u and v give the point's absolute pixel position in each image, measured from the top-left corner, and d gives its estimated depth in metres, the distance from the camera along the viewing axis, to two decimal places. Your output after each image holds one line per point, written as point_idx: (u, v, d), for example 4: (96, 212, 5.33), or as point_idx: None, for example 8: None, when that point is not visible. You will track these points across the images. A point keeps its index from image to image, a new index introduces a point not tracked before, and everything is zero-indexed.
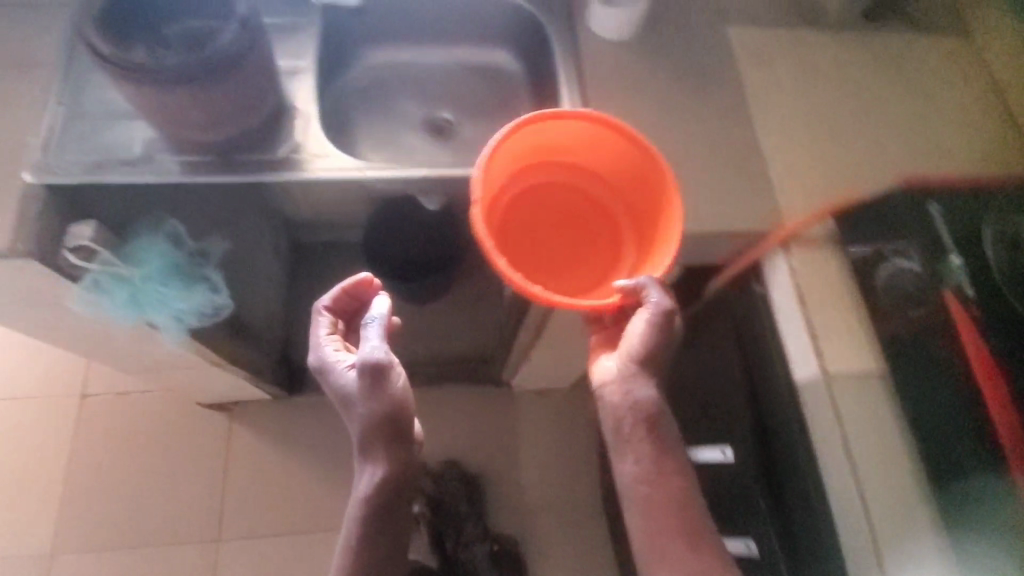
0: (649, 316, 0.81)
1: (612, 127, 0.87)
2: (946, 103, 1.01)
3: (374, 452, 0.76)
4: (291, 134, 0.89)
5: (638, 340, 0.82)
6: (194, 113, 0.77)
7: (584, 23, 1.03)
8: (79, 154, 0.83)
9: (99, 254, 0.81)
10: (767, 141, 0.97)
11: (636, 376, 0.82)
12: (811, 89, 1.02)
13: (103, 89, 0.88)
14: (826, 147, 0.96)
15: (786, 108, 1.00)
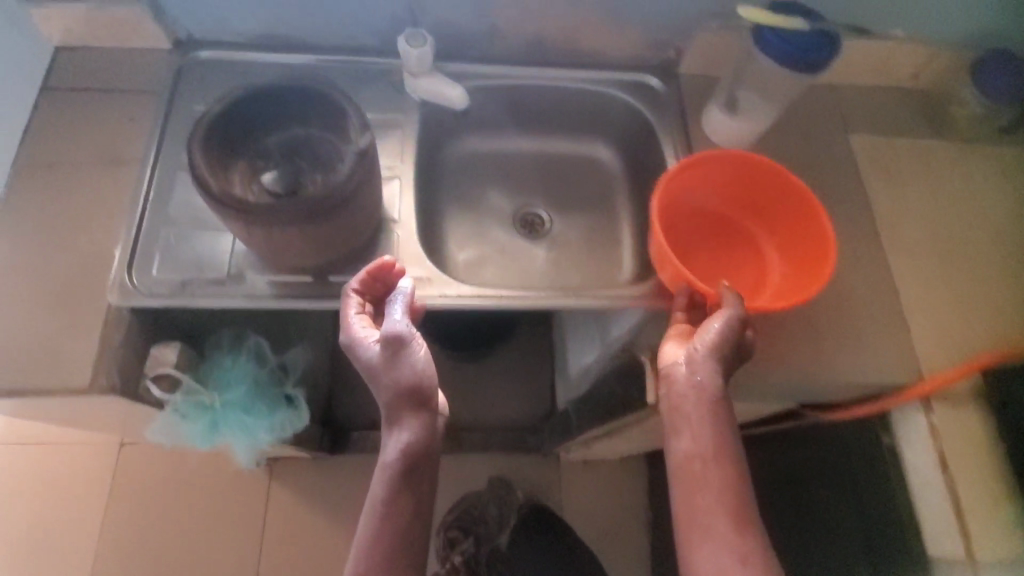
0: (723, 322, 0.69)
1: (758, 167, 0.83)
2: None
3: (402, 415, 0.67)
4: (390, 251, 0.82)
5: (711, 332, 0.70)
6: (301, 245, 0.71)
7: (697, 127, 0.96)
8: (165, 270, 0.76)
9: (183, 381, 0.76)
10: (897, 280, 0.91)
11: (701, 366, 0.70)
12: (946, 224, 0.94)
13: (185, 191, 0.80)
14: (962, 294, 0.89)
15: (920, 243, 0.93)
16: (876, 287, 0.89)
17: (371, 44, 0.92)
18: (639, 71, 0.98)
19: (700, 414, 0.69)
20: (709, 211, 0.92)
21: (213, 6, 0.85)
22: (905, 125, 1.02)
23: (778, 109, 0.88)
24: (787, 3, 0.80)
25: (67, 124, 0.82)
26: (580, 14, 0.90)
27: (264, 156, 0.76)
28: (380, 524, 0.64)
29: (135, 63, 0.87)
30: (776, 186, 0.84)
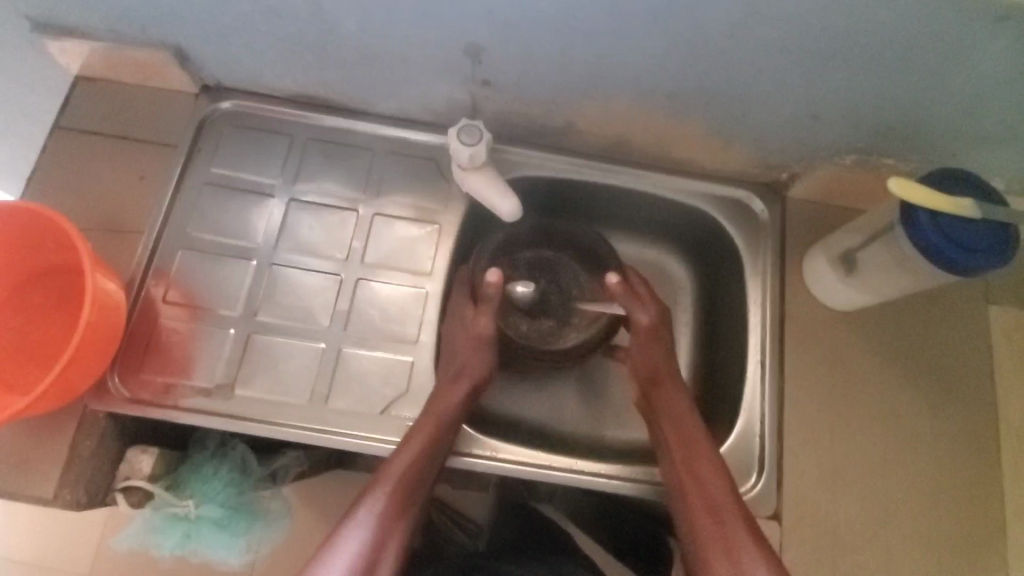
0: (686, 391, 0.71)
1: (28, 213, 0.61)
2: (870, 429, 0.72)
3: (402, 455, 0.64)
4: (398, 382, 0.70)
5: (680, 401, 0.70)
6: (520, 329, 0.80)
7: (795, 271, 0.77)
8: (152, 368, 0.68)
9: (156, 494, 0.68)
10: (818, 483, 0.70)
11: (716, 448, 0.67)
12: (798, 396, 0.73)
13: (196, 271, 0.72)
14: (869, 509, 0.70)
15: (821, 457, 0.71)
16: (818, 502, 0.70)
17: (422, 117, 0.78)
18: (737, 185, 0.79)
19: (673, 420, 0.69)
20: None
21: (247, 62, 0.73)
22: (746, 252, 0.78)
23: (907, 285, 0.68)
24: (951, 171, 0.60)
25: (75, 174, 0.74)
26: (677, 123, 0.71)
27: (514, 267, 0.81)
28: (389, 520, 0.61)
29: (155, 108, 0.77)
30: (35, 221, 0.62)
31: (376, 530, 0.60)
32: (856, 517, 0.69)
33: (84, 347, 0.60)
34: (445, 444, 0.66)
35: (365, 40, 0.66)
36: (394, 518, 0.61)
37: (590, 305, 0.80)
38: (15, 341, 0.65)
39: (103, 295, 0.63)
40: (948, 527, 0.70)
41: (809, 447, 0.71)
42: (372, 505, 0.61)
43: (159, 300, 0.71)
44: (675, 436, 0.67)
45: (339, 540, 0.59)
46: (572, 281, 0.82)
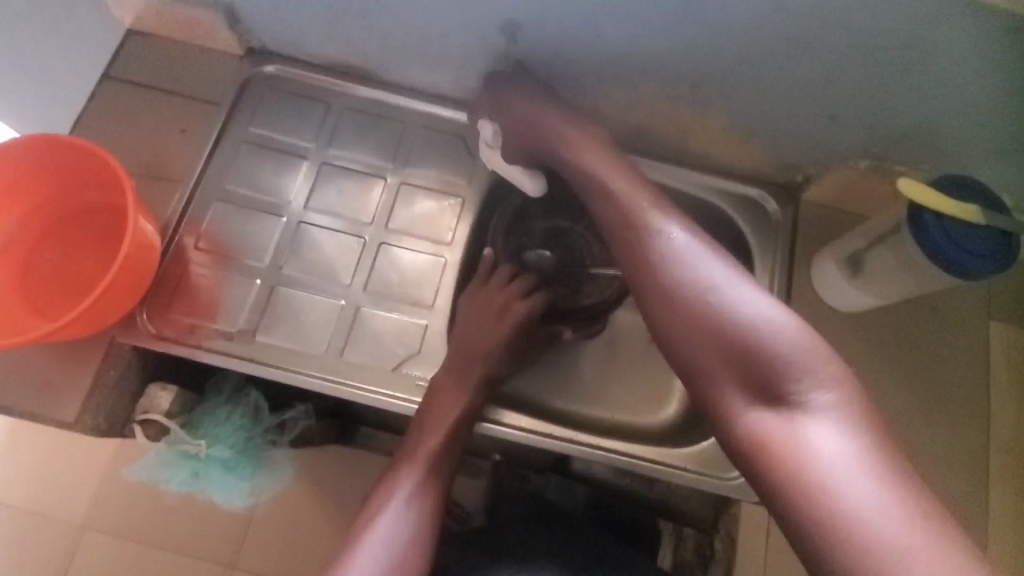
0: (772, 314, 0.50)
1: (77, 151, 0.65)
2: None
3: (433, 429, 0.67)
4: (411, 342, 0.73)
5: (747, 341, 0.49)
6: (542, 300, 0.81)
7: (802, 270, 0.79)
8: (178, 308, 0.71)
9: (171, 430, 0.71)
10: None
11: (827, 380, 0.47)
12: None
13: (227, 222, 0.76)
14: None
15: None
16: None
17: (453, 94, 0.81)
18: (752, 183, 0.82)
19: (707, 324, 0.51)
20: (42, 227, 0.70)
21: (292, 26, 0.76)
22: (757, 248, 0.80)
23: (909, 288, 0.70)
24: (961, 177, 0.63)
25: (121, 122, 0.78)
26: (699, 116, 0.74)
27: (529, 236, 0.83)
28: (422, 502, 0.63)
29: (201, 66, 0.81)
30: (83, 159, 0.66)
31: (414, 500, 0.63)
32: None
33: (119, 281, 0.63)
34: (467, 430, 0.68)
35: (407, 11, 0.69)
36: (430, 497, 0.64)
37: (601, 273, 0.81)
38: (53, 270, 0.69)
39: (141, 234, 0.65)
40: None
41: None
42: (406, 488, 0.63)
43: (190, 247, 0.74)
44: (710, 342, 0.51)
45: (377, 519, 0.61)
46: (585, 248, 0.83)
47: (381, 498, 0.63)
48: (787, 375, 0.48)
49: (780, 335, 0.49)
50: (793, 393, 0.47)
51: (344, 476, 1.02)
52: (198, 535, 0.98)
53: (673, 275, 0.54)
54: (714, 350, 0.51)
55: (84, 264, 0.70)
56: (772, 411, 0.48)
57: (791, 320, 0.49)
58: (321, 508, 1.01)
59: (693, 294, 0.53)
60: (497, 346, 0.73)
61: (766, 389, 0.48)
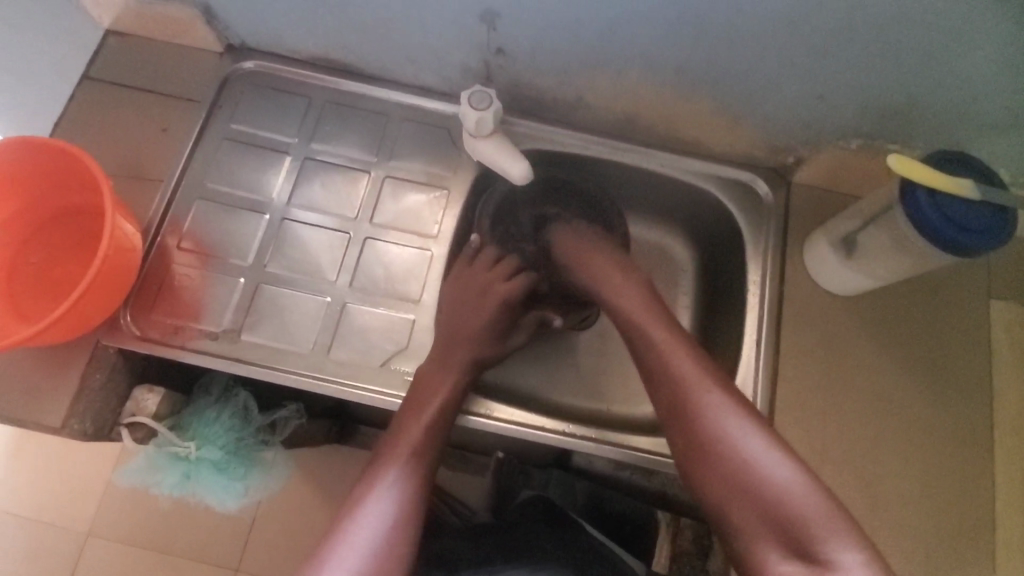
0: (797, 482, 0.55)
1: (53, 152, 0.64)
2: (861, 408, 0.73)
3: (417, 417, 0.66)
4: (399, 337, 0.72)
5: (777, 503, 0.54)
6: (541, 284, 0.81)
7: (795, 255, 0.78)
8: (161, 310, 0.70)
9: (159, 431, 0.70)
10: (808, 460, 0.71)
11: (844, 540, 0.52)
12: (793, 374, 0.73)
13: (209, 221, 0.75)
14: (857, 488, 0.70)
15: (813, 434, 0.71)
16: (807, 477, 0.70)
17: (437, 85, 0.80)
18: (743, 168, 0.81)
19: (726, 475, 0.56)
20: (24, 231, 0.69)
21: (271, 22, 0.75)
22: (749, 233, 0.79)
23: (905, 269, 0.69)
24: (958, 153, 0.61)
25: (99, 123, 0.77)
26: (686, 101, 0.72)
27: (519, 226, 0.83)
28: (407, 492, 0.62)
29: (182, 65, 0.80)
30: (60, 161, 0.65)
31: (400, 491, 0.62)
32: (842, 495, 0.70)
33: (102, 282, 0.63)
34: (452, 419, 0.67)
35: (385, 3, 0.68)
36: (415, 485, 0.63)
37: None
38: (34, 273, 0.68)
39: (121, 235, 0.64)
40: (938, 511, 0.70)
41: (802, 425, 0.72)
42: (391, 479, 0.62)
43: (173, 247, 0.73)
44: (729, 493, 0.56)
45: (360, 511, 0.60)
46: None
47: (364, 489, 0.62)
48: (817, 539, 0.52)
49: (806, 503, 0.54)
50: (825, 555, 0.52)
51: (341, 474, 1.02)
52: (195, 535, 0.98)
53: (703, 435, 0.58)
54: (750, 508, 0.55)
55: (66, 266, 0.69)
56: (798, 563, 0.52)
57: (811, 487, 0.54)
58: (319, 509, 1.00)
59: (724, 456, 0.57)
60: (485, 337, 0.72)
61: (798, 549, 0.52)
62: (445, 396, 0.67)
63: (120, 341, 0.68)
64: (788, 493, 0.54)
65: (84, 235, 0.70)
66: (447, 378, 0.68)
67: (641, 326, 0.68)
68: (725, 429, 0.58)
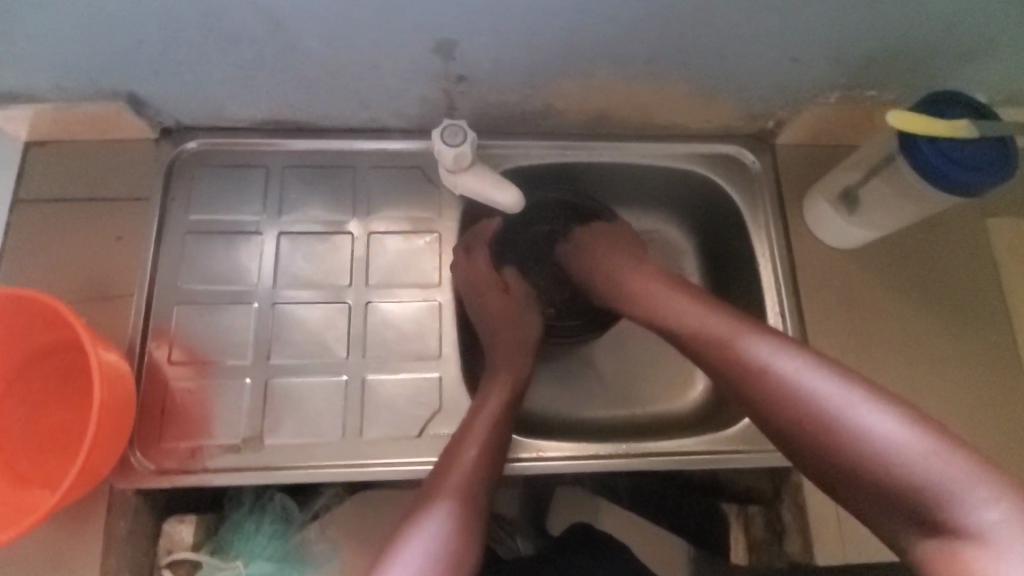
0: (897, 428, 0.47)
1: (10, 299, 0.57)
2: (894, 356, 0.73)
3: (470, 439, 0.63)
4: (429, 399, 0.69)
5: (872, 455, 0.47)
6: (554, 302, 0.82)
7: (796, 218, 0.77)
8: (168, 436, 0.65)
9: (201, 560, 0.66)
10: None
11: (975, 488, 0.43)
12: (823, 338, 0.73)
13: (193, 325, 0.69)
14: None
15: None
16: None
17: (398, 125, 0.75)
18: (727, 140, 0.79)
19: (796, 424, 0.51)
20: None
21: (205, 96, 0.68)
22: (747, 206, 0.78)
23: (910, 213, 0.69)
24: (954, 93, 0.61)
25: (41, 247, 0.69)
26: (662, 89, 0.69)
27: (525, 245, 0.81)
28: (458, 505, 0.58)
29: (116, 162, 0.72)
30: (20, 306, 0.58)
31: (453, 516, 0.57)
32: None
33: (106, 427, 0.57)
34: (506, 438, 0.65)
35: (329, 56, 0.62)
36: (463, 507, 0.58)
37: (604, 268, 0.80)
38: (23, 429, 0.62)
39: (112, 372, 0.59)
40: (994, 439, 0.70)
41: None
42: (451, 489, 0.59)
43: (165, 363, 0.67)
44: (801, 446, 0.51)
45: (410, 535, 0.55)
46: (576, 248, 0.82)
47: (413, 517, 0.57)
48: (935, 488, 0.44)
49: (908, 449, 0.46)
50: (945, 508, 0.44)
51: None
52: None
53: (761, 381, 0.54)
54: (840, 458, 0.49)
55: (55, 414, 0.63)
56: (919, 520, 0.45)
57: (914, 430, 0.47)
58: None
59: (796, 407, 0.51)
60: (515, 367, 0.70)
61: (915, 504, 0.45)
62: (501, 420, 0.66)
63: (139, 479, 0.63)
64: (870, 435, 0.47)
65: (66, 374, 0.64)
66: (504, 404, 0.67)
67: (672, 315, 0.64)
68: (789, 376, 0.52)
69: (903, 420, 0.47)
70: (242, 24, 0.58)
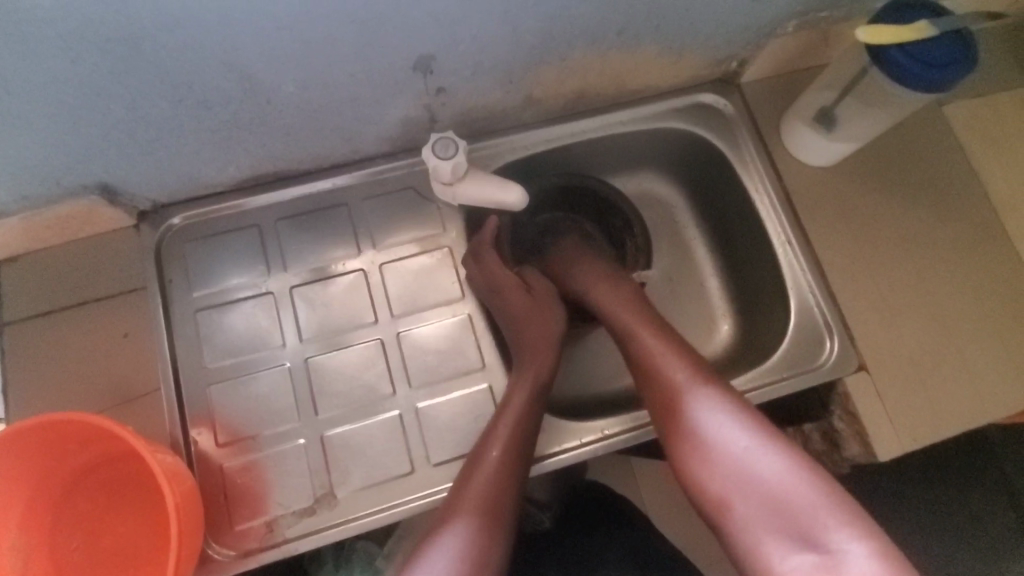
0: (790, 476, 0.55)
1: (49, 427, 0.54)
2: (899, 252, 0.76)
3: (498, 432, 0.64)
4: (485, 410, 0.69)
5: (768, 497, 0.55)
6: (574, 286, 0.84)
7: (779, 148, 0.80)
8: (240, 517, 0.63)
9: None
10: (886, 320, 0.73)
11: (839, 528, 0.52)
12: (830, 250, 0.76)
13: (231, 401, 0.67)
14: (937, 325, 0.73)
15: (876, 296, 0.74)
16: (892, 335, 0.73)
17: (380, 149, 0.74)
18: (698, 89, 0.81)
19: (706, 450, 0.59)
20: (51, 517, 0.59)
21: (181, 167, 0.65)
22: (731, 147, 0.80)
23: (886, 119, 0.72)
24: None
25: (45, 366, 0.65)
26: (633, 56, 0.70)
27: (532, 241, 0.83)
28: (480, 518, 0.59)
29: (97, 259, 0.69)
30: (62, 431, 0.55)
31: (476, 524, 0.59)
32: (934, 343, 0.73)
33: (186, 528, 0.56)
34: (535, 420, 0.65)
35: (305, 98, 0.60)
36: (485, 511, 0.60)
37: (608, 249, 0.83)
38: (90, 551, 0.59)
39: (174, 471, 0.57)
40: (1009, 307, 0.74)
41: (864, 293, 0.75)
42: (471, 496, 0.60)
43: (213, 447, 0.65)
44: (710, 480, 0.58)
45: (434, 542, 0.58)
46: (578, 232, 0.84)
47: (434, 528, 0.59)
48: (810, 528, 0.52)
49: (790, 494, 0.54)
50: (819, 542, 0.52)
51: None
52: None
53: (678, 410, 0.62)
54: (749, 499, 0.56)
55: (119, 527, 0.61)
56: (795, 555, 0.52)
57: (816, 484, 0.54)
58: None
59: (720, 459, 0.58)
60: (551, 354, 0.71)
61: (797, 541, 0.53)
62: (532, 405, 0.66)
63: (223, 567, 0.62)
64: (775, 468, 0.55)
65: (118, 486, 0.61)
66: (534, 387, 0.67)
67: (630, 334, 0.69)
68: (697, 411, 0.61)
69: (802, 462, 0.55)
70: (214, 86, 0.55)
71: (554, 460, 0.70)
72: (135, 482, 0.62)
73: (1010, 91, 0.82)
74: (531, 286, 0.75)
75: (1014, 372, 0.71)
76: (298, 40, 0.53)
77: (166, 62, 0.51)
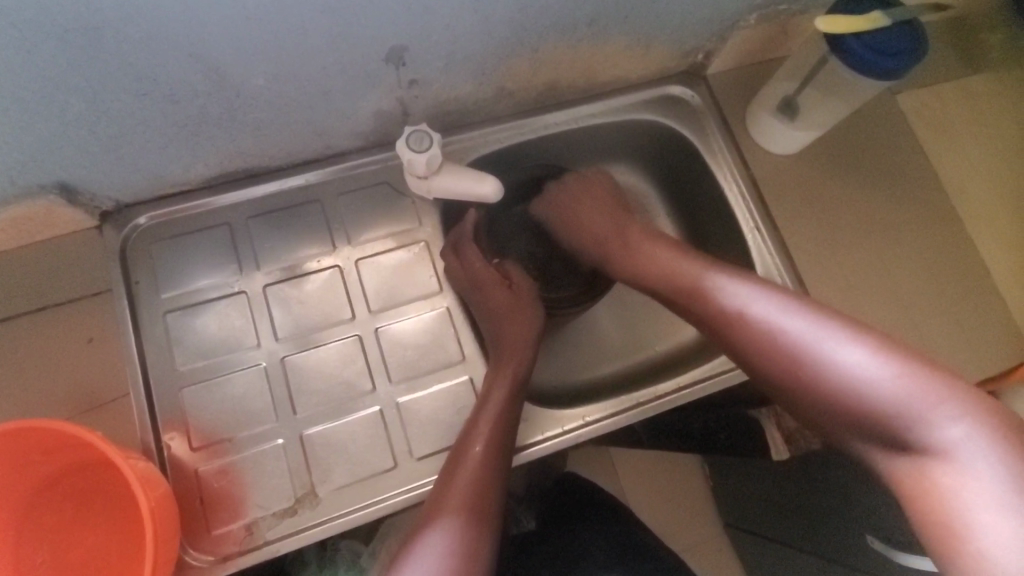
0: (876, 364, 0.50)
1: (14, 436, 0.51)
2: (860, 234, 0.79)
3: (477, 425, 0.63)
4: (467, 403, 0.69)
5: (854, 388, 0.51)
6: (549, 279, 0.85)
7: (745, 138, 0.82)
8: (218, 522, 0.62)
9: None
10: (850, 300, 0.76)
11: (944, 416, 0.47)
12: (796, 235, 0.79)
13: (204, 403, 0.65)
14: (897, 303, 0.76)
15: (840, 277, 0.77)
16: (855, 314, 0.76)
17: (353, 145, 0.73)
18: (666, 81, 0.82)
19: (767, 355, 0.56)
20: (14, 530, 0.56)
21: (146, 164, 0.63)
22: (699, 136, 0.82)
23: (844, 107, 0.75)
24: None
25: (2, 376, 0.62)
26: (601, 49, 0.71)
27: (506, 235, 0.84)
28: (463, 516, 0.59)
29: (57, 263, 0.66)
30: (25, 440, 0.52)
31: (462, 520, 0.58)
32: (895, 321, 0.76)
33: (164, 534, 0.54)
34: (515, 412, 0.65)
35: (274, 91, 0.59)
36: (469, 507, 0.59)
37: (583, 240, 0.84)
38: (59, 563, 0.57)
39: (149, 476, 0.55)
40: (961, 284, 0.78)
41: (829, 275, 0.77)
42: (455, 493, 0.60)
43: (188, 451, 0.63)
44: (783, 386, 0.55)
45: (420, 540, 0.57)
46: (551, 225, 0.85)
47: (420, 527, 0.59)
48: (907, 419, 0.48)
49: (878, 385, 0.49)
50: (916, 440, 0.47)
51: None
52: None
53: (732, 322, 0.60)
54: (828, 403, 0.52)
55: (89, 537, 0.58)
56: (898, 452, 0.49)
57: (909, 373, 0.49)
58: None
59: (794, 365, 0.54)
60: (529, 345, 0.71)
61: (893, 436, 0.49)
62: (512, 398, 0.66)
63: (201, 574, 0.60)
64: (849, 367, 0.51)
65: (88, 495, 0.59)
66: (512, 381, 0.67)
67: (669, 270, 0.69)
68: (755, 314, 0.58)
69: (882, 352, 0.51)
70: (179, 79, 0.54)
71: (539, 450, 0.70)
72: (105, 490, 0.60)
73: (955, 81, 0.86)
74: (509, 282, 0.76)
75: (967, 346, 0.75)
76: (265, 32, 0.52)
77: (128, 53, 0.49)
